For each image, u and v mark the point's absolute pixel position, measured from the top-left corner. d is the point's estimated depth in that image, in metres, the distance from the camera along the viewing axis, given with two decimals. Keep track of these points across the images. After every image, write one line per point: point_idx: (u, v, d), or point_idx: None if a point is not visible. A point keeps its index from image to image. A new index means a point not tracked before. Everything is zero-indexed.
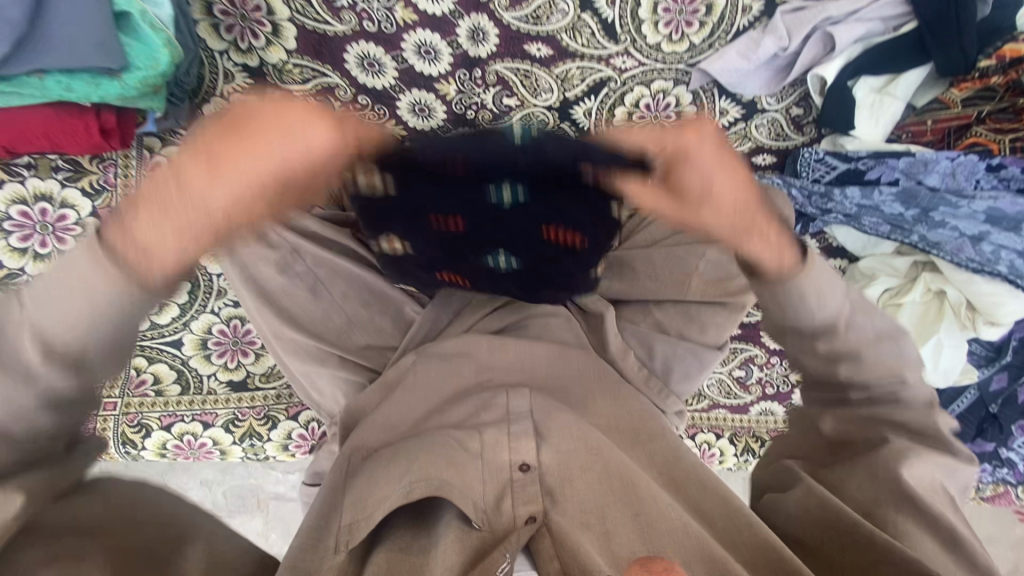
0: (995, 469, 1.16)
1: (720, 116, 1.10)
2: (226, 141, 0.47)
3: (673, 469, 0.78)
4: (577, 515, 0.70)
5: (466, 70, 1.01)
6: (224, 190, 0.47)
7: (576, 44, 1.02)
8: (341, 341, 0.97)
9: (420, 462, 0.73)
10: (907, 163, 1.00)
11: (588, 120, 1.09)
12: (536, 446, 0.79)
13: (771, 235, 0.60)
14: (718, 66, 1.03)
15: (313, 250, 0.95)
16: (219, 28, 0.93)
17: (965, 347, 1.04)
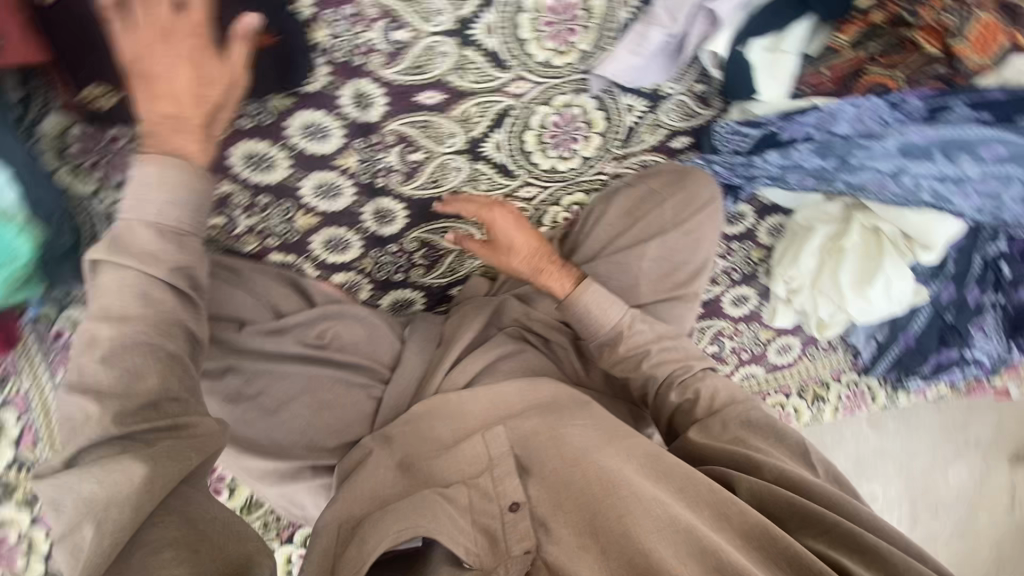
0: (964, 369, 1.25)
1: (627, 113, 1.08)
2: (161, 83, 0.72)
3: (655, 457, 0.81)
4: (570, 541, 0.73)
5: (362, 137, 0.96)
6: (178, 69, 0.72)
7: (466, 83, 0.98)
8: (310, 446, 0.92)
9: (408, 514, 0.77)
10: (817, 118, 1.00)
11: (501, 154, 1.05)
12: (521, 483, 0.81)
13: (555, 271, 0.98)
14: (613, 68, 1.00)
15: (257, 365, 0.88)
16: (82, 169, 0.84)
17: (908, 273, 1.08)
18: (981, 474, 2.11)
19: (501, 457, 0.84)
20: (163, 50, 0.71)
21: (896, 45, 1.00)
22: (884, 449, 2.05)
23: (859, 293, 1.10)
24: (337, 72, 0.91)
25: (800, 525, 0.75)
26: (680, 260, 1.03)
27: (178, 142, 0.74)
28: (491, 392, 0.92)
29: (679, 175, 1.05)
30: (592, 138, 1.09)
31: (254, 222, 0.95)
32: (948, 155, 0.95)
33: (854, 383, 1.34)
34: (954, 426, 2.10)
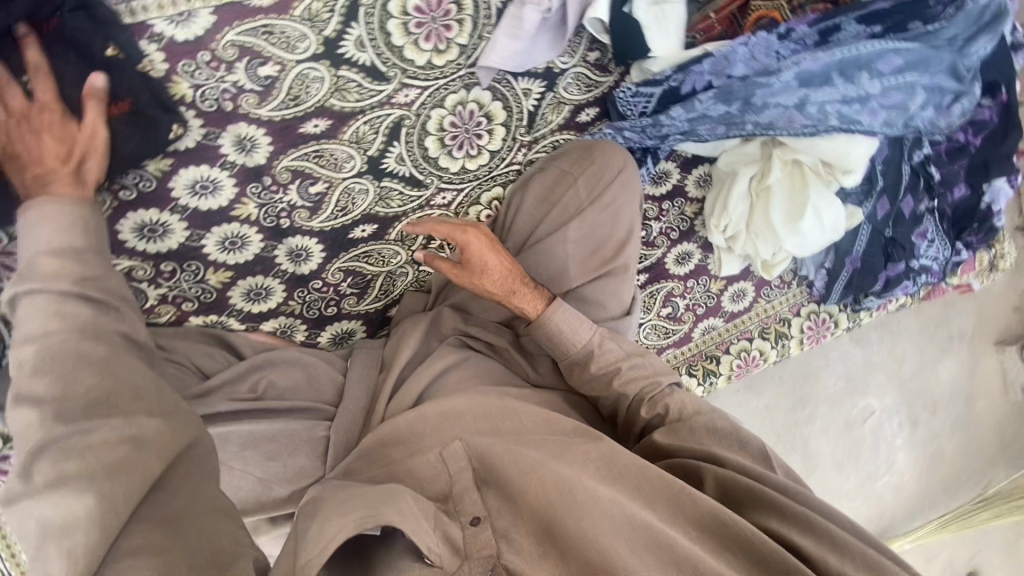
0: (916, 279, 1.24)
1: (525, 97, 1.05)
2: (29, 153, 0.76)
3: (611, 458, 0.82)
4: (532, 549, 0.75)
5: (255, 182, 0.93)
6: (38, 134, 0.76)
7: (350, 103, 0.94)
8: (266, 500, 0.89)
9: (372, 507, 0.74)
10: (710, 65, 0.98)
11: (405, 166, 1.02)
12: (480, 494, 0.82)
13: (527, 293, 0.97)
14: (496, 56, 0.96)
15: None
16: None
17: (835, 199, 1.07)
18: (971, 363, 2.10)
19: (460, 474, 0.84)
20: (20, 129, 0.76)
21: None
22: (870, 361, 2.03)
23: (792, 229, 1.09)
24: (209, 123, 0.87)
25: (755, 506, 0.77)
26: (602, 237, 1.04)
27: (58, 188, 0.76)
28: (440, 407, 0.92)
29: (586, 149, 1.06)
30: (495, 130, 1.06)
31: (164, 290, 0.94)
32: (846, 73, 0.94)
33: (814, 313, 1.34)
34: (935, 324, 2.08)
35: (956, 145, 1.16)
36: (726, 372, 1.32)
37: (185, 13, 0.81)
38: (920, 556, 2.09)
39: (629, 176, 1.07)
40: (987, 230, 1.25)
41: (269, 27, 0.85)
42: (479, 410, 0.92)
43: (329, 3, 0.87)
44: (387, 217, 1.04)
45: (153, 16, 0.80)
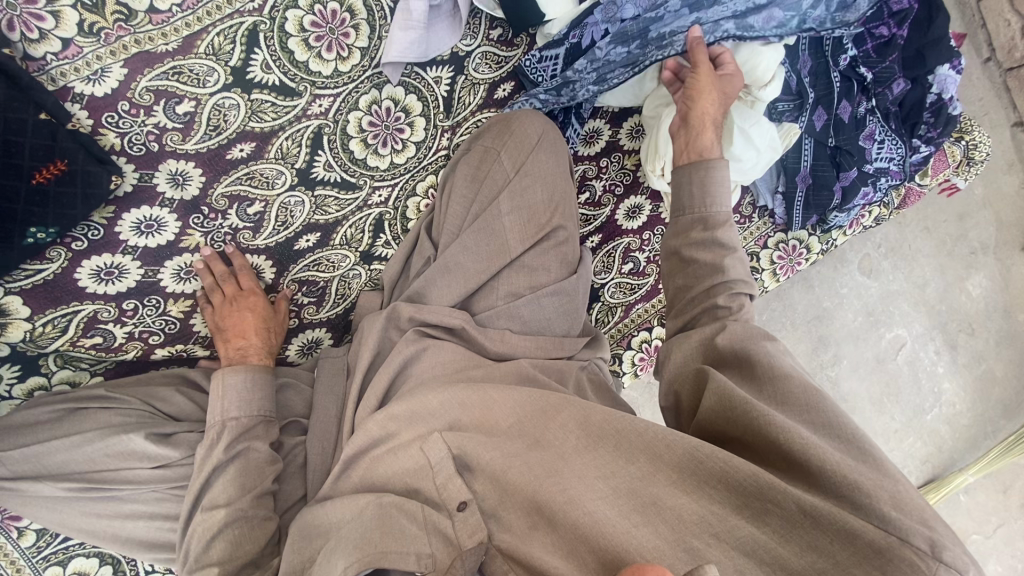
0: (877, 183, 1.20)
1: (437, 85, 1.10)
2: (236, 326, 1.02)
3: (589, 423, 0.72)
4: (521, 523, 0.69)
5: (195, 213, 1.00)
6: (244, 313, 1.03)
7: (269, 123, 1.00)
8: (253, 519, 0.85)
9: (360, 542, 0.69)
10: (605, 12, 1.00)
11: (334, 172, 1.07)
12: (466, 482, 0.75)
13: (712, 134, 0.92)
14: (396, 51, 0.99)
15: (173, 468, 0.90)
16: None
17: (764, 119, 1.07)
18: (1002, 273, 1.89)
19: (443, 462, 0.76)
20: (228, 309, 1.03)
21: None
22: (891, 290, 1.88)
23: (724, 155, 1.08)
24: (141, 166, 0.95)
25: (750, 426, 0.66)
26: (535, 201, 1.05)
27: (254, 351, 1.02)
28: (410, 403, 0.83)
29: (504, 123, 1.08)
30: (415, 122, 1.10)
31: (130, 328, 1.02)
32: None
33: (784, 241, 1.31)
34: (952, 241, 1.88)
35: (883, 40, 1.13)
36: None
37: (99, 71, 0.88)
38: (991, 487, 1.92)
39: (549, 138, 1.08)
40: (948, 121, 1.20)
41: (177, 68, 0.92)
42: (455, 401, 0.81)
43: (228, 36, 0.93)
44: (327, 223, 1.10)
45: (72, 79, 0.87)
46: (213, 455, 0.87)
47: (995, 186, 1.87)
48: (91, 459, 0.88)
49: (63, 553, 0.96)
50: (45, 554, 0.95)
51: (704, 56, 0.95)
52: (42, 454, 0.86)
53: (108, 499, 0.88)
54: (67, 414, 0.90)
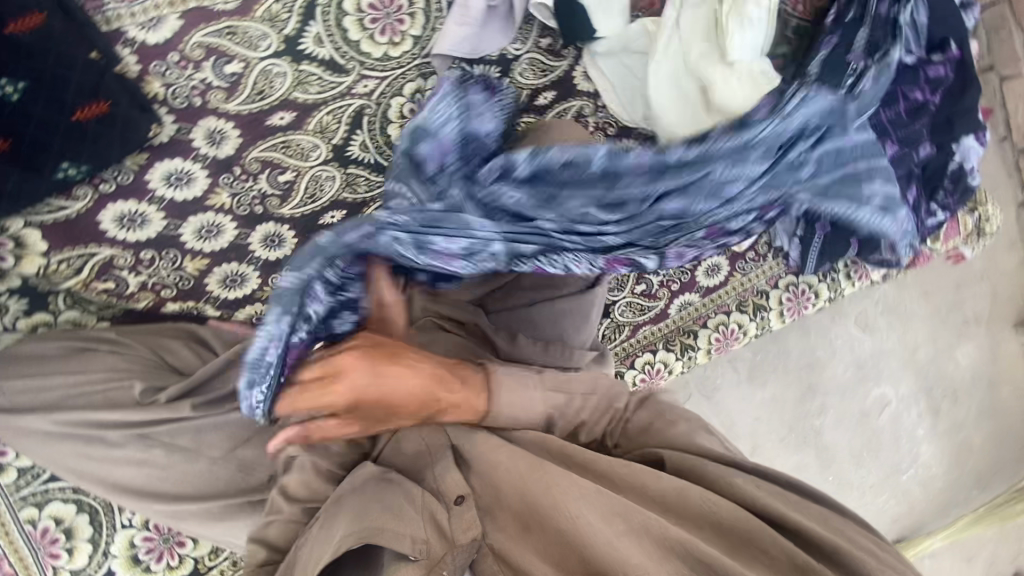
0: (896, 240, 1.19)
1: (483, 83, 1.10)
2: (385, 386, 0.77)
3: (588, 447, 0.71)
4: (507, 520, 0.66)
5: (227, 172, 0.99)
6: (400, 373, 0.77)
7: (312, 95, 1.01)
8: (241, 483, 0.82)
9: (357, 513, 0.67)
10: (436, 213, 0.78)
11: (370, 153, 1.05)
12: (462, 475, 0.72)
13: (451, 400, 0.75)
14: (449, 44, 1.03)
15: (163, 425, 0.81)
16: None
17: None
18: (990, 346, 1.94)
19: (440, 454, 0.75)
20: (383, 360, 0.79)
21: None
22: (881, 350, 1.88)
23: None
24: (181, 119, 0.96)
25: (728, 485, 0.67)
26: None
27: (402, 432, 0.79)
28: None
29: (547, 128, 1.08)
30: None
31: (143, 278, 0.97)
32: (739, 23, 0.99)
33: (793, 284, 1.33)
34: (949, 307, 1.91)
35: (916, 104, 1.16)
36: (705, 346, 1.29)
37: (155, 18, 0.94)
38: (956, 554, 1.94)
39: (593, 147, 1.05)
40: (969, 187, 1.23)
41: (232, 28, 0.97)
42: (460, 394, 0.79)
43: (287, 6, 0.99)
44: (354, 203, 1.05)
45: (127, 23, 0.93)
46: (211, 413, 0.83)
47: (994, 260, 1.93)
48: (82, 401, 0.82)
49: (43, 491, 0.95)
50: (23, 494, 0.94)
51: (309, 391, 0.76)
52: (32, 389, 0.81)
53: (97, 443, 0.81)
54: (72, 352, 0.85)
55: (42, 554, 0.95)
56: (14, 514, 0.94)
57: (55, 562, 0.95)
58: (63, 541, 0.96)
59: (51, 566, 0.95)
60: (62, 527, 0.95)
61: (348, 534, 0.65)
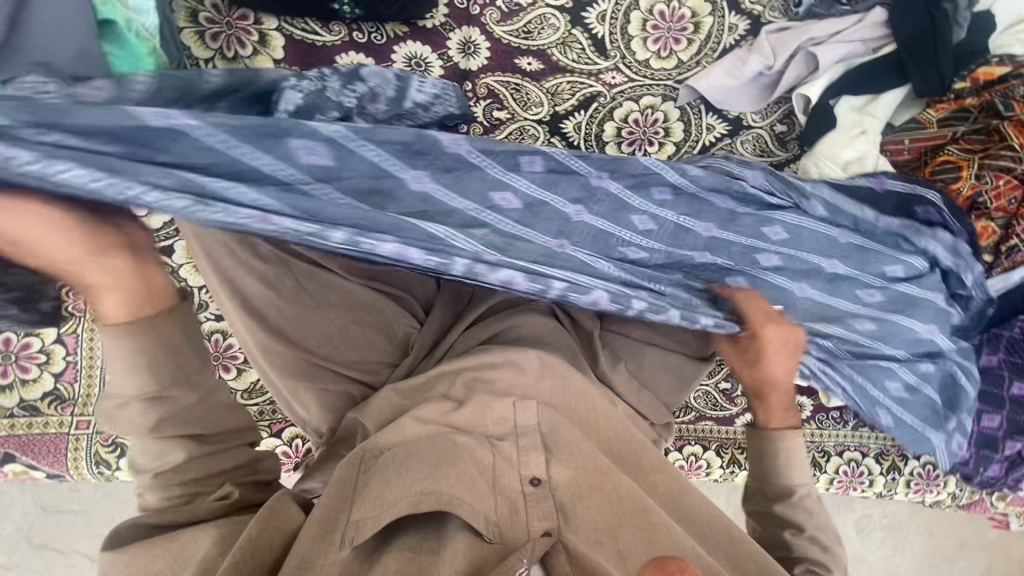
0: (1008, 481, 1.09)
1: (706, 131, 1.10)
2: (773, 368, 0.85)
3: (681, 497, 0.73)
4: (589, 533, 0.66)
5: (457, 81, 1.02)
6: (785, 365, 0.85)
7: (567, 59, 1.05)
8: (334, 355, 0.85)
9: (432, 472, 0.67)
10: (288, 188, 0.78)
11: (578, 136, 1.06)
12: (545, 460, 0.73)
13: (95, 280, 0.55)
14: (706, 82, 1.05)
15: (299, 265, 0.82)
16: (204, 35, 0.92)
17: None
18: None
19: (528, 430, 0.75)
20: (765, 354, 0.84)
21: (944, 168, 1.02)
22: (862, 558, 1.58)
23: None
24: (451, 16, 1.01)
25: None
26: None
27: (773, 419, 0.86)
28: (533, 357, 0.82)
29: None
30: (666, 146, 1.09)
31: None
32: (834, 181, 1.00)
33: (855, 461, 1.28)
34: (940, 559, 1.60)
35: None
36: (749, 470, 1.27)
37: None
38: None
39: None
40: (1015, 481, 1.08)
41: None
42: (561, 390, 0.80)
43: None
44: None
45: None
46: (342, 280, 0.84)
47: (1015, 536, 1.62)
48: None
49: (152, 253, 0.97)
50: None
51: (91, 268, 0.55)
52: None
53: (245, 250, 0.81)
54: None
55: None
56: None
57: None
58: None
59: None
60: None
61: (416, 490, 0.65)
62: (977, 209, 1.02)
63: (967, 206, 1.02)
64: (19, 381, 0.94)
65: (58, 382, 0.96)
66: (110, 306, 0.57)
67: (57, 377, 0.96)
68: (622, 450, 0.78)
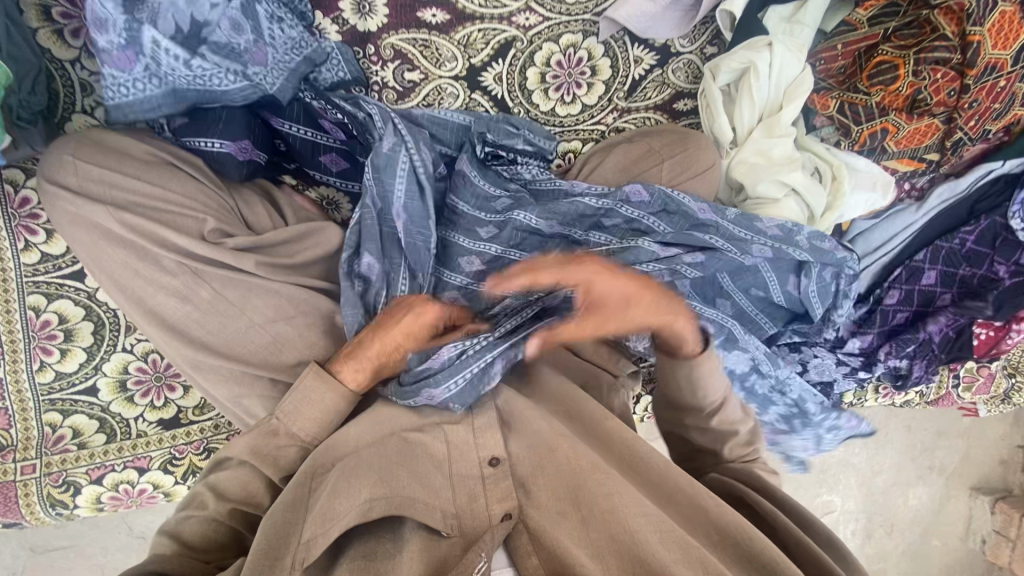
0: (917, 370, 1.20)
1: (634, 65, 1.04)
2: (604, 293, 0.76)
3: (637, 445, 0.71)
4: (551, 503, 0.65)
5: (359, 46, 0.94)
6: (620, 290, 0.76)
7: (473, 5, 0.96)
8: (271, 360, 0.79)
9: (382, 475, 0.64)
10: (200, 135, 0.82)
11: (500, 87, 1.02)
12: (503, 439, 0.72)
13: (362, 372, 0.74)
14: (625, 13, 0.97)
15: (213, 273, 0.77)
16: (63, 33, 0.82)
17: (861, 189, 1.06)
18: (941, 500, 1.68)
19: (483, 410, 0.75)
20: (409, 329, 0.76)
21: (880, 69, 0.97)
22: (849, 463, 1.64)
23: (837, 205, 1.04)
24: None
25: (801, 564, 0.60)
26: None
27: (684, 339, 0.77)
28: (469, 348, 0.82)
29: (681, 136, 0.99)
30: (595, 86, 1.05)
31: None
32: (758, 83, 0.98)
33: None
34: (921, 451, 1.66)
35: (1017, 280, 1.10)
36: None
37: None
38: None
39: (715, 176, 0.99)
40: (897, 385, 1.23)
41: None
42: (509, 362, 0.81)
43: None
44: None
45: None
46: (261, 275, 0.79)
47: (988, 419, 1.68)
48: (146, 206, 0.76)
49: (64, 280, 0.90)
50: (38, 280, 0.89)
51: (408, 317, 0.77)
52: (104, 188, 0.76)
53: (150, 263, 0.76)
54: (158, 166, 0.80)
55: (33, 345, 0.90)
56: (21, 297, 0.88)
57: (45, 358, 0.90)
58: (60, 339, 0.91)
59: (39, 360, 0.90)
60: (64, 326, 0.91)
61: (373, 499, 0.61)
62: (919, 108, 0.99)
63: (909, 106, 0.99)
64: None
65: None
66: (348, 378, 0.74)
67: None
68: (573, 411, 0.78)
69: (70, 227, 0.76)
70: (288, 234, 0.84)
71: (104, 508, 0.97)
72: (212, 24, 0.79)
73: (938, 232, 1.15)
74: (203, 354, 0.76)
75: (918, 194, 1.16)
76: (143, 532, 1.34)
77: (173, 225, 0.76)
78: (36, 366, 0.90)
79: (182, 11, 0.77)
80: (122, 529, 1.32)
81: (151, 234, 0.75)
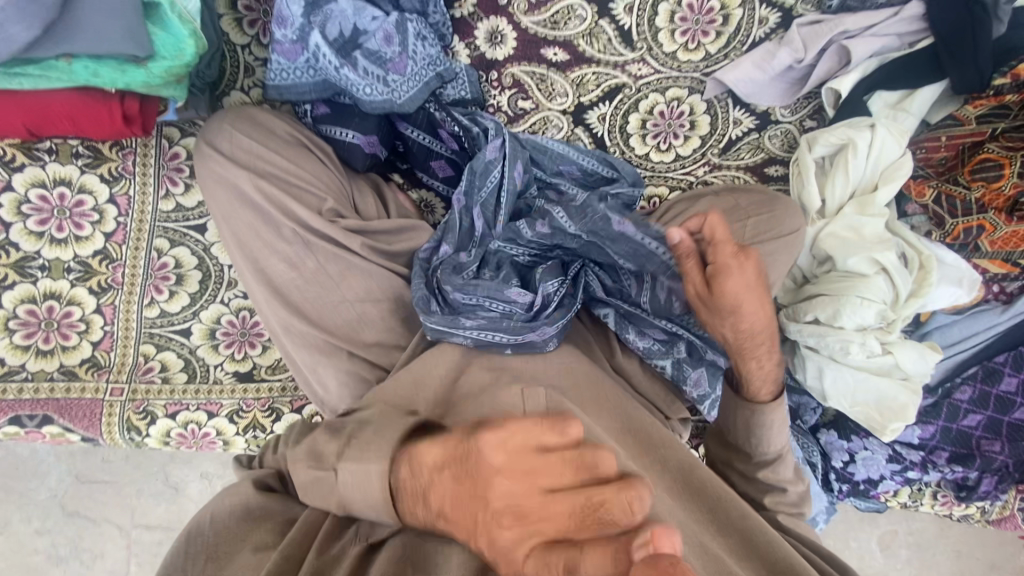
0: (983, 478, 1.15)
1: (733, 126, 1.09)
2: (731, 291, 0.82)
3: (688, 473, 0.73)
4: None
5: (483, 71, 1.04)
6: (756, 287, 0.83)
7: (592, 50, 1.05)
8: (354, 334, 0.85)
9: None
10: (339, 125, 0.92)
11: (602, 127, 1.08)
12: None
13: (425, 512, 0.62)
14: (734, 75, 1.04)
15: (322, 244, 0.84)
16: (242, 22, 0.95)
17: (943, 285, 1.03)
18: None
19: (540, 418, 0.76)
20: (489, 480, 0.57)
21: (984, 165, 1.00)
22: None
23: (918, 294, 1.01)
24: (480, 6, 1.02)
25: None
26: None
27: (763, 368, 0.87)
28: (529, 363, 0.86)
29: (769, 198, 1.01)
30: (691, 139, 1.09)
31: None
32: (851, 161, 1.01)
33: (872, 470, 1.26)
34: None
35: None
36: None
37: None
38: None
39: (797, 242, 1.00)
40: (959, 493, 1.18)
41: None
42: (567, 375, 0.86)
43: None
44: None
45: None
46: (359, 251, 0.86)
47: None
48: (277, 178, 0.86)
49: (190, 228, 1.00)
50: (167, 226, 1.00)
51: (490, 487, 0.57)
52: (246, 156, 0.86)
53: (272, 228, 0.85)
54: (295, 145, 0.89)
55: (149, 282, 1.00)
56: (150, 237, 1.00)
57: (156, 295, 1.01)
58: (171, 282, 1.01)
59: (150, 296, 1.01)
60: (178, 271, 1.01)
61: None
62: (1018, 211, 0.99)
63: (1009, 207, 0.99)
64: (59, 347, 0.99)
65: (96, 349, 1.00)
66: (413, 514, 0.63)
67: (95, 346, 1.00)
68: (631, 428, 0.79)
69: (215, 185, 0.86)
70: (394, 224, 0.92)
71: (170, 444, 1.02)
72: (369, 34, 0.90)
73: (1022, 338, 1.10)
74: (297, 314, 0.84)
75: (1007, 298, 1.09)
76: (179, 483, 1.40)
77: (299, 195, 0.85)
78: (146, 301, 1.00)
79: (348, 18, 0.89)
80: (162, 475, 1.40)
81: (277, 200, 0.85)
